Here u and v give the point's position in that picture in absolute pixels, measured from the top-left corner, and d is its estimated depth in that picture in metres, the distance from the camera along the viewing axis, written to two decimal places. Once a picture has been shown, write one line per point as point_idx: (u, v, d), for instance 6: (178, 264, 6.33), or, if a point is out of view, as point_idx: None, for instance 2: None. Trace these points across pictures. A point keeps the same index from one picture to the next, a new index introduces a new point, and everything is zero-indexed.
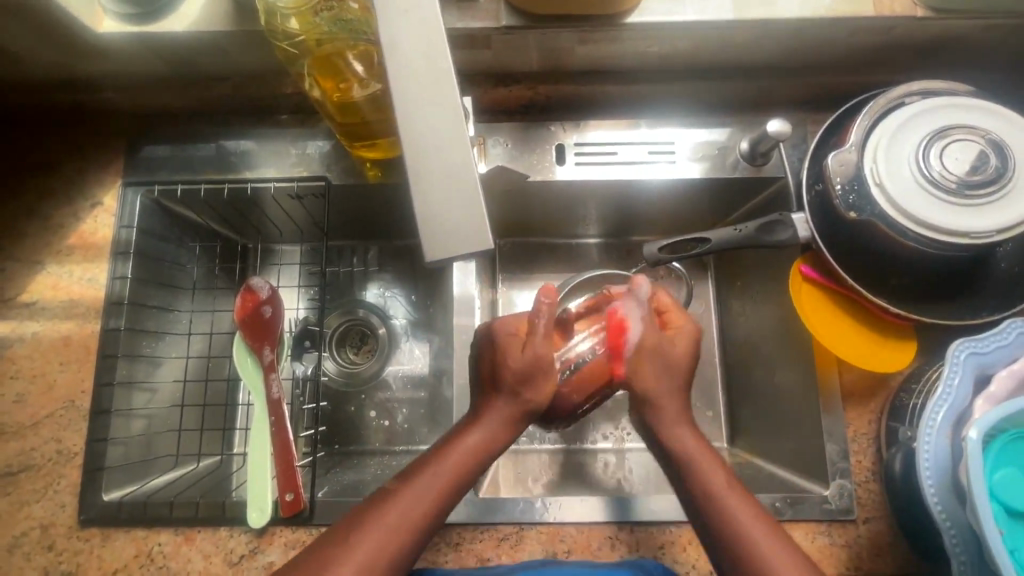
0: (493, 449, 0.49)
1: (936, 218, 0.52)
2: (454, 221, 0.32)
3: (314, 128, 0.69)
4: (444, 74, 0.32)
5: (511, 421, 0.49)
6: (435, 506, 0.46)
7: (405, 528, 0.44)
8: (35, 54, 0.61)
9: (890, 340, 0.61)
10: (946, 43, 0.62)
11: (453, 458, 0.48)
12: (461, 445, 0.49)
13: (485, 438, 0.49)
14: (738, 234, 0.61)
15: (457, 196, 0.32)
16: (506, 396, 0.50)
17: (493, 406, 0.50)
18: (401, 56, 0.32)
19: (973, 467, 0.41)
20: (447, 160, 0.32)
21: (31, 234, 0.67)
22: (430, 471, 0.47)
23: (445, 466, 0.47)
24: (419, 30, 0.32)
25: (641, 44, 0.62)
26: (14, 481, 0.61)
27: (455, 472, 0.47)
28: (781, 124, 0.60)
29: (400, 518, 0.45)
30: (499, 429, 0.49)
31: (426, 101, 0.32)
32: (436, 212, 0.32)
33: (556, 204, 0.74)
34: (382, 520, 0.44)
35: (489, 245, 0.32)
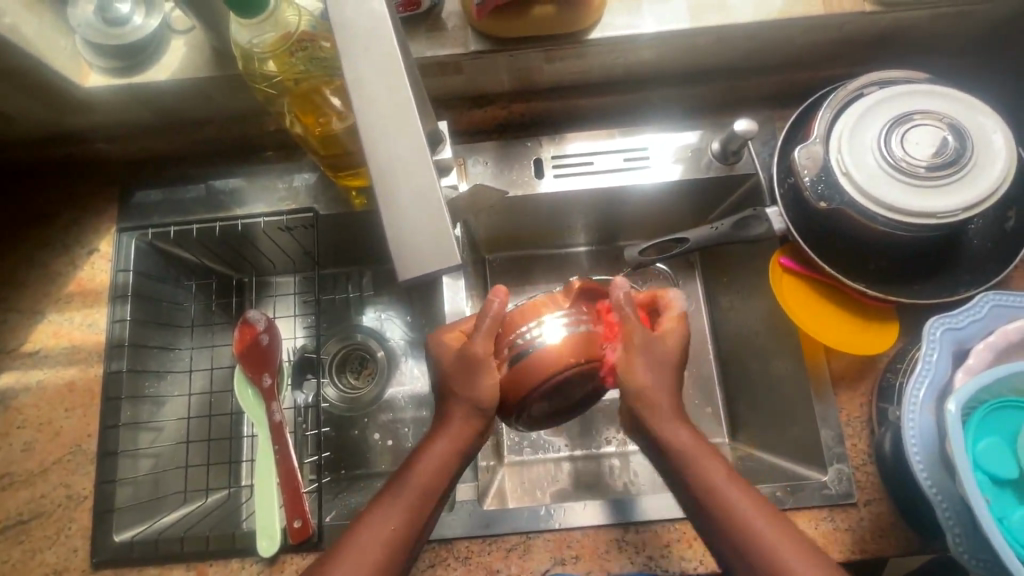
0: (458, 459, 0.50)
1: (903, 201, 0.54)
2: (424, 240, 0.34)
3: (300, 161, 0.71)
4: (405, 103, 0.34)
5: (469, 424, 0.50)
6: (409, 522, 0.48)
7: (382, 547, 0.46)
8: (26, 113, 0.63)
9: (873, 324, 0.62)
10: (897, 34, 0.64)
11: (421, 473, 0.49)
12: (426, 460, 0.49)
13: (450, 450, 0.49)
14: (715, 231, 0.63)
15: (424, 216, 0.34)
16: (462, 407, 0.50)
17: (452, 418, 0.50)
18: (360, 87, 0.34)
19: (955, 439, 0.42)
20: (413, 182, 0.34)
21: (31, 285, 0.69)
22: (404, 489, 0.48)
23: (415, 482, 0.49)
24: (378, 62, 0.34)
25: (606, 57, 0.64)
26: (26, 530, 0.62)
27: (423, 489, 0.49)
28: (747, 123, 0.62)
29: (375, 537, 0.47)
30: (463, 433, 0.50)
31: (390, 129, 0.34)
32: (405, 232, 0.34)
33: (541, 217, 0.76)
34: (363, 539, 0.47)
35: (458, 261, 0.33)
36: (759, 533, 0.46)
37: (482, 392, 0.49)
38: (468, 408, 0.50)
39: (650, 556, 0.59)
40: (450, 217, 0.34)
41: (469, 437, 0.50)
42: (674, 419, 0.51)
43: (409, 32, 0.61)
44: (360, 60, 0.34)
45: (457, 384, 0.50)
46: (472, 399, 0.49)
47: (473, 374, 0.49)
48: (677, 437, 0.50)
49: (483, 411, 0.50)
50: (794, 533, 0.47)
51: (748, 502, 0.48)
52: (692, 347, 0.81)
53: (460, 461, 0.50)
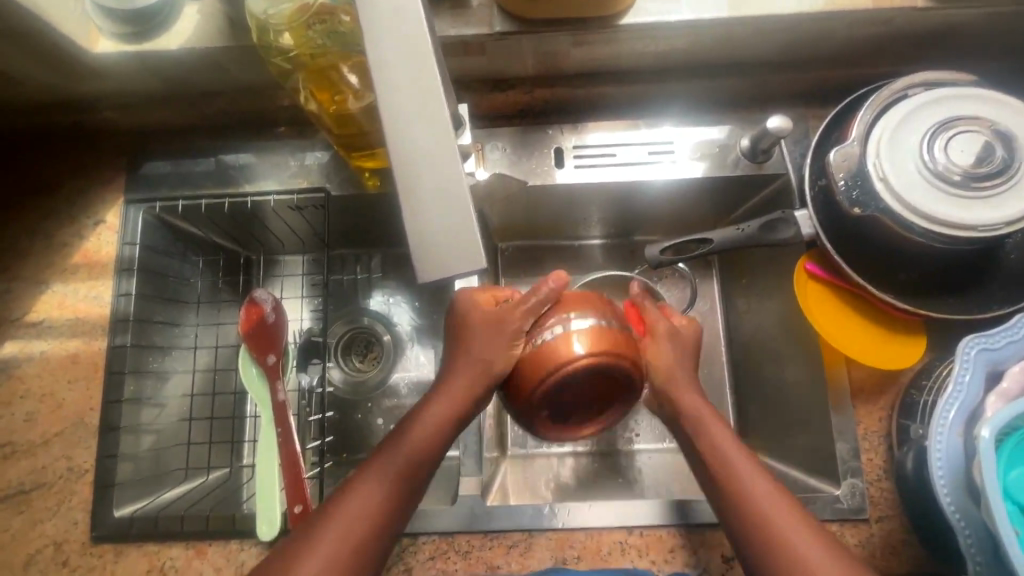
0: (455, 423, 0.49)
1: (943, 212, 0.51)
2: (447, 240, 0.32)
3: (313, 139, 0.69)
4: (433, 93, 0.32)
5: (471, 390, 0.49)
6: (401, 487, 0.47)
7: (370, 515, 0.46)
8: (34, 77, 0.61)
9: (899, 337, 0.60)
10: (947, 33, 0.61)
11: (415, 440, 0.48)
12: (423, 425, 0.49)
13: (448, 415, 0.49)
14: (740, 234, 0.60)
15: (449, 215, 0.32)
16: (469, 367, 0.49)
17: (455, 384, 0.49)
18: (386, 74, 0.32)
19: (986, 466, 0.40)
20: (438, 177, 0.32)
21: (36, 254, 0.67)
22: (394, 458, 0.48)
23: (407, 450, 0.48)
24: (405, 47, 0.32)
25: (636, 45, 0.61)
26: (27, 500, 0.62)
27: (418, 454, 0.48)
28: (781, 121, 0.59)
29: (364, 505, 0.46)
30: (462, 397, 0.49)
31: (416, 117, 0.32)
32: (427, 230, 0.32)
33: (558, 207, 0.74)
34: (351, 502, 0.46)
35: (483, 263, 0.31)
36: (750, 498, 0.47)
37: (495, 352, 0.48)
38: (474, 369, 0.49)
39: (654, 560, 0.58)
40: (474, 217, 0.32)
41: (469, 401, 0.49)
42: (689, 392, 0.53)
43: (432, 9, 0.58)
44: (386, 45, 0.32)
45: (476, 334, 0.49)
46: (483, 358, 0.48)
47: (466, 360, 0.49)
48: (714, 435, 0.50)
49: (488, 372, 0.48)
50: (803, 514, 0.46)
51: (753, 475, 0.48)
52: (705, 348, 0.79)
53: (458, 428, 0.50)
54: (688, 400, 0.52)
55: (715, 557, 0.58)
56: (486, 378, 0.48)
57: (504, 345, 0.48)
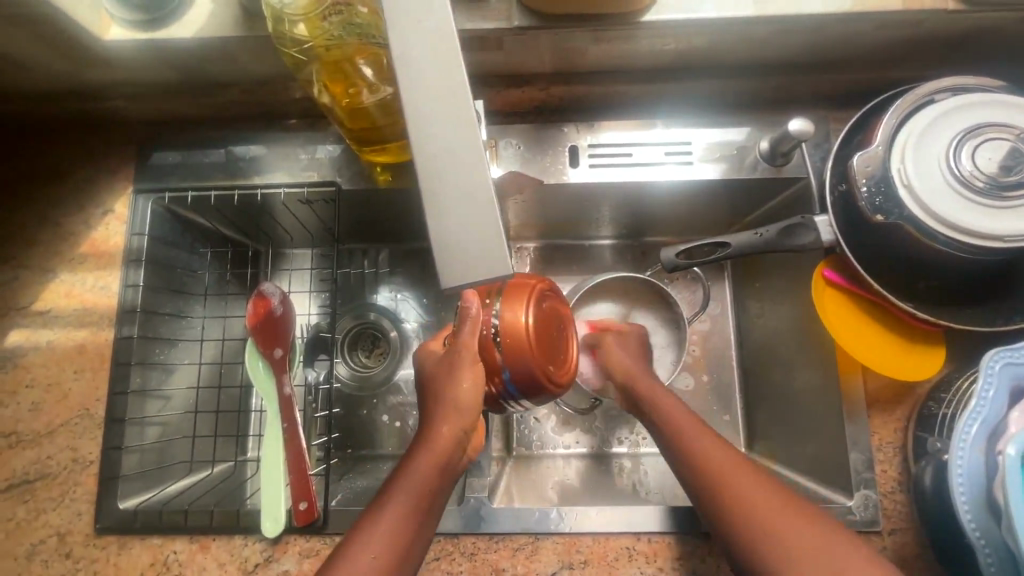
0: (442, 472, 0.46)
1: (969, 221, 0.50)
2: (473, 248, 0.31)
3: (324, 132, 0.68)
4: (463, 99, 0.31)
5: (455, 439, 0.47)
6: (398, 542, 0.44)
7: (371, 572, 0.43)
8: (44, 63, 0.61)
9: (917, 347, 0.58)
10: (976, 37, 0.59)
11: (402, 492, 0.45)
12: (409, 478, 0.46)
13: (432, 466, 0.46)
14: (757, 238, 0.59)
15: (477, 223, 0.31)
16: (445, 420, 0.47)
17: (437, 433, 0.47)
18: (415, 78, 0.31)
19: (1010, 484, 0.39)
20: (465, 184, 0.31)
21: (44, 242, 0.67)
22: (382, 512, 0.45)
23: (395, 501, 0.45)
24: (433, 51, 0.32)
25: (656, 42, 0.60)
26: (31, 490, 0.61)
27: (412, 502, 0.45)
28: (803, 123, 0.58)
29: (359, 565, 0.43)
30: (445, 446, 0.46)
31: (442, 120, 0.31)
32: (455, 238, 0.31)
33: (570, 207, 0.73)
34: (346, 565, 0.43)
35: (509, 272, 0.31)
36: (756, 517, 0.45)
37: (464, 391, 0.46)
38: (452, 411, 0.47)
39: (662, 567, 0.58)
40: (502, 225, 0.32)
41: (454, 447, 0.47)
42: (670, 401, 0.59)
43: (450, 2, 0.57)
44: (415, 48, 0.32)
45: (442, 386, 0.47)
46: (453, 399, 0.47)
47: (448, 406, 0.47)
48: (708, 450, 0.51)
49: (461, 412, 0.47)
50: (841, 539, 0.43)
51: (746, 484, 0.47)
52: (715, 352, 0.78)
53: (447, 476, 0.47)
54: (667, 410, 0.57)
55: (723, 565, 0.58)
56: (463, 419, 0.47)
57: (469, 381, 0.47)
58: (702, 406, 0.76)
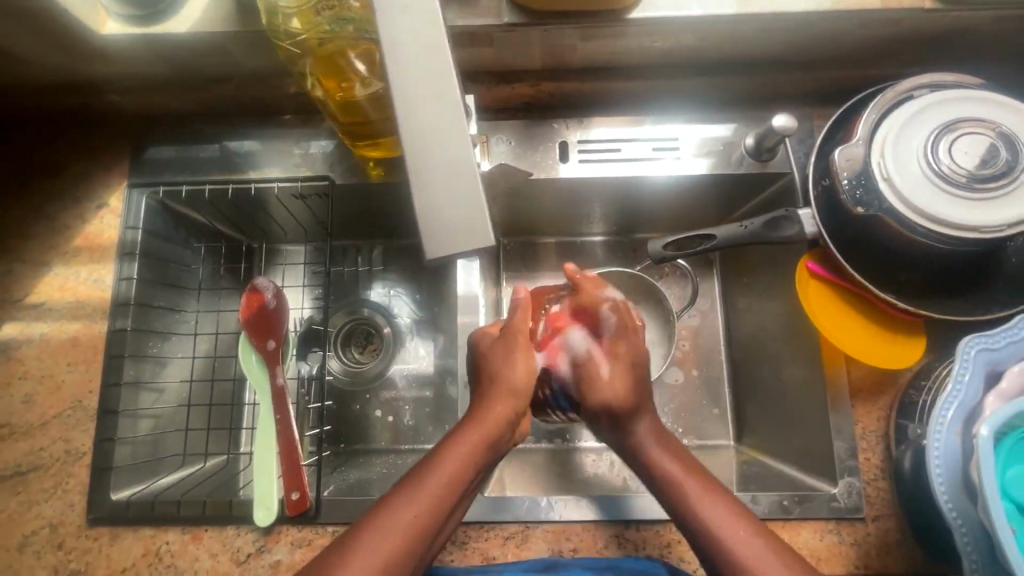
0: (488, 449, 0.49)
1: (946, 213, 0.52)
2: (456, 220, 0.33)
3: (318, 127, 0.69)
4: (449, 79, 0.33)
5: (506, 420, 0.51)
6: (438, 507, 0.45)
7: (409, 529, 0.44)
8: (40, 57, 0.61)
9: (899, 337, 0.60)
10: (953, 35, 0.61)
11: (451, 461, 0.47)
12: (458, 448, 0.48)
13: (480, 440, 0.49)
14: (743, 230, 0.61)
15: (457, 195, 0.33)
16: (500, 397, 0.52)
17: (489, 411, 0.51)
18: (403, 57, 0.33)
19: (984, 464, 0.40)
20: (447, 157, 0.33)
21: (38, 236, 0.67)
22: (431, 476, 0.46)
23: (443, 467, 0.47)
24: (422, 37, 0.33)
25: (644, 40, 0.62)
26: (23, 481, 0.62)
27: (459, 471, 0.47)
28: (787, 119, 0.59)
29: (400, 523, 0.44)
30: (495, 425, 0.50)
31: (427, 99, 0.33)
32: (438, 210, 0.33)
33: (560, 202, 0.74)
34: (387, 521, 0.44)
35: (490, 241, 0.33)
36: (681, 492, 0.49)
37: (518, 374, 0.53)
38: (507, 391, 0.52)
39: (650, 554, 0.59)
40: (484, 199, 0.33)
41: (502, 427, 0.50)
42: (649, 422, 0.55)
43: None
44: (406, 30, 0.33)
45: (497, 366, 0.53)
46: (507, 377, 0.52)
47: (500, 387, 0.52)
48: (670, 468, 0.51)
49: (514, 394, 0.52)
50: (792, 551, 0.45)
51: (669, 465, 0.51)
52: (704, 346, 0.79)
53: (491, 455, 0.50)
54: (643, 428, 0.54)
55: None
56: (515, 403, 0.52)
57: (523, 364, 0.53)
58: (691, 399, 0.77)
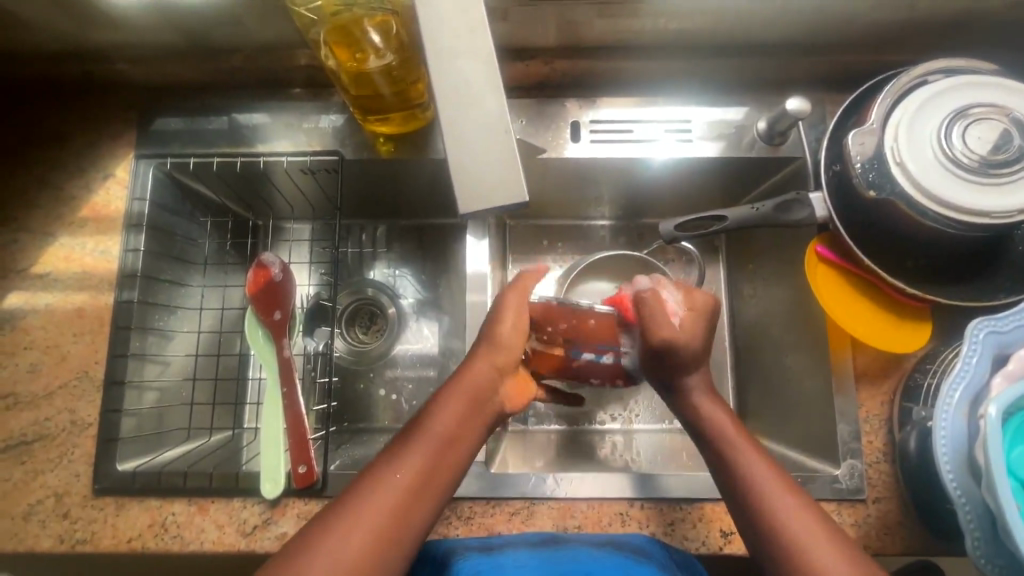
0: (468, 414, 0.52)
1: (958, 197, 0.52)
2: (495, 182, 0.42)
3: (328, 102, 0.68)
4: (488, 59, 0.42)
5: (492, 373, 0.54)
6: (425, 472, 0.48)
7: (401, 488, 0.46)
8: (47, 21, 0.60)
9: (905, 322, 0.60)
10: (968, 21, 0.61)
11: (431, 434, 0.50)
12: (438, 418, 0.51)
13: (468, 398, 0.52)
14: (755, 213, 0.60)
15: (494, 160, 0.42)
16: (486, 359, 0.55)
17: (472, 368, 0.54)
18: (451, 42, 0.42)
19: (991, 442, 0.41)
20: (489, 130, 0.43)
21: (42, 206, 0.67)
22: (411, 451, 0.49)
23: (426, 436, 0.50)
24: (466, 25, 0.42)
25: (660, 19, 0.61)
26: (29, 451, 0.62)
27: (445, 434, 0.50)
28: (801, 102, 0.59)
29: (399, 479, 0.47)
30: (479, 384, 0.53)
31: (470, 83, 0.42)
32: (479, 177, 0.43)
33: (569, 184, 0.73)
34: (380, 482, 0.47)
35: (523, 200, 0.42)
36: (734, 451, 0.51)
37: (505, 329, 0.56)
38: (495, 349, 0.55)
39: (653, 531, 0.59)
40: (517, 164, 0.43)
41: (490, 382, 0.54)
42: (701, 389, 0.57)
43: None
44: (453, 21, 0.42)
45: (490, 331, 0.56)
46: (496, 339, 0.56)
47: (498, 341, 0.55)
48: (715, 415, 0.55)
49: (501, 347, 0.55)
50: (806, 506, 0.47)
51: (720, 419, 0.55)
52: None
53: (475, 412, 0.52)
54: (697, 396, 0.57)
55: (714, 532, 0.59)
56: (501, 357, 0.55)
57: (511, 324, 0.56)
58: None
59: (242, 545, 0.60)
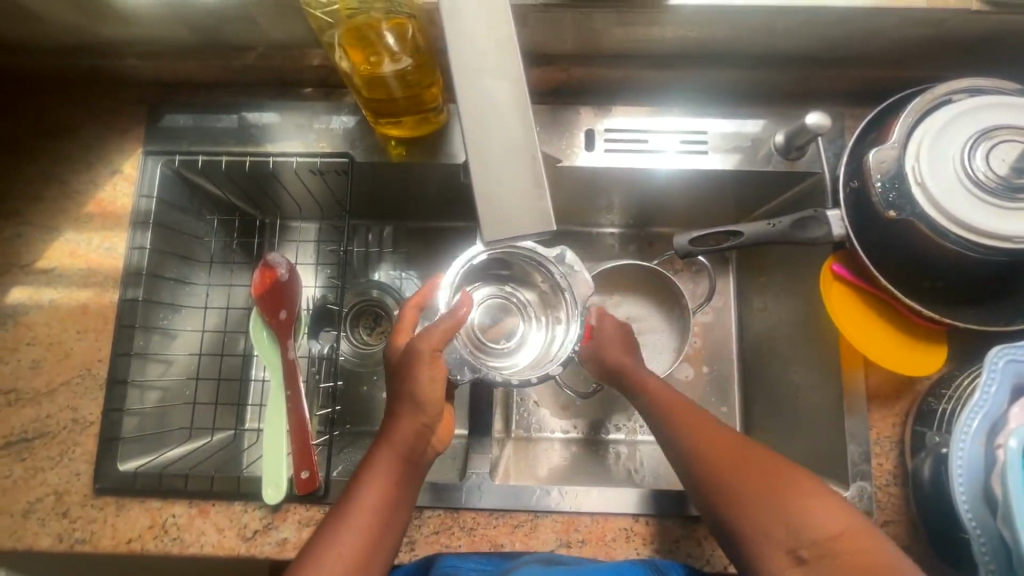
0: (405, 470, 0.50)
1: (980, 221, 0.51)
2: (517, 207, 0.40)
3: (339, 103, 0.68)
4: (517, 80, 0.41)
5: (416, 434, 0.50)
6: (371, 525, 0.48)
7: (353, 542, 0.47)
8: (59, 13, 0.60)
9: (920, 344, 0.59)
10: (995, 39, 0.60)
11: (371, 490, 0.49)
12: (374, 473, 0.49)
13: (397, 455, 0.49)
14: (770, 228, 0.59)
15: (520, 183, 0.41)
16: (408, 420, 0.50)
17: (396, 430, 0.50)
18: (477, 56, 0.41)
19: (1011, 474, 0.40)
20: (515, 151, 0.41)
21: (49, 200, 0.66)
22: (354, 509, 0.48)
23: (367, 492, 0.49)
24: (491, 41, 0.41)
25: (680, 28, 0.60)
26: (30, 448, 0.61)
27: (384, 487, 0.49)
28: (821, 117, 0.58)
29: (348, 532, 0.47)
30: (407, 443, 0.49)
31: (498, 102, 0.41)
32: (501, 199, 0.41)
33: (580, 192, 0.72)
34: (333, 538, 0.47)
35: (549, 228, 0.40)
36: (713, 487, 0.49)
37: (421, 387, 0.49)
38: (412, 410, 0.50)
39: (658, 549, 0.58)
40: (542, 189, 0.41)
41: (415, 440, 0.50)
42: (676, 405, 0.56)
43: None
44: (479, 36, 0.41)
45: (407, 385, 0.49)
46: (410, 395, 0.50)
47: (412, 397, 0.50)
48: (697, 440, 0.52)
49: (422, 407, 0.50)
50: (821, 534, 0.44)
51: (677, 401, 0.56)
52: (716, 344, 0.79)
53: (409, 472, 0.50)
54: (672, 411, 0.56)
55: (719, 550, 0.58)
56: (423, 414, 0.50)
57: (427, 376, 0.49)
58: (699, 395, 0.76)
59: (242, 550, 0.59)
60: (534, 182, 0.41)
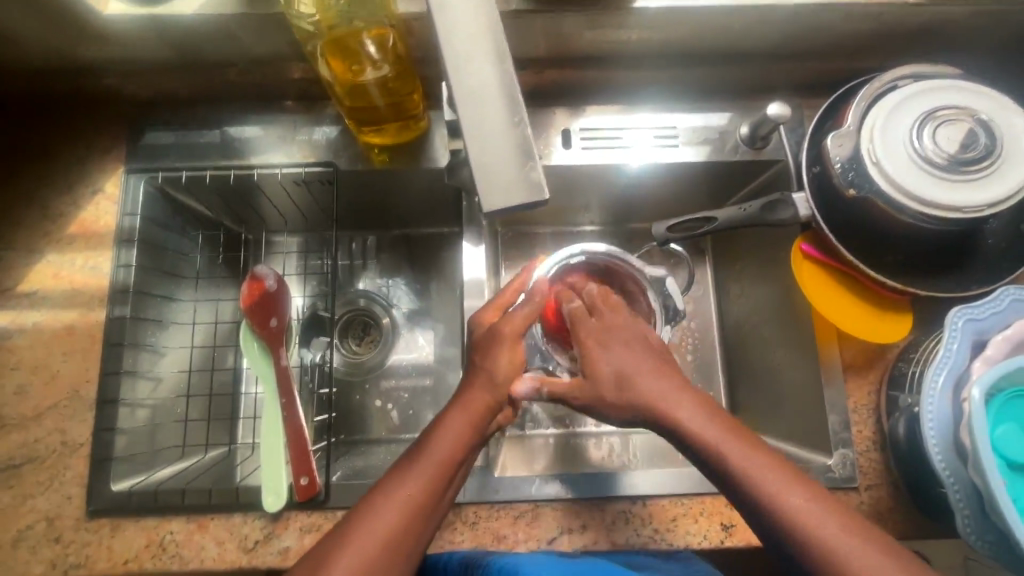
0: (474, 438, 0.50)
1: (932, 194, 0.55)
2: (506, 179, 0.41)
3: (321, 114, 0.69)
4: (501, 61, 0.41)
5: (485, 407, 0.51)
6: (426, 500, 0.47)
7: (403, 517, 0.46)
8: (37, 36, 0.60)
9: (887, 314, 0.63)
10: (930, 30, 0.65)
11: (434, 453, 0.49)
12: (439, 442, 0.49)
13: (467, 427, 0.50)
14: (742, 213, 0.63)
15: (512, 155, 0.41)
16: (484, 392, 0.51)
17: (468, 403, 0.51)
18: (465, 40, 0.41)
19: (976, 422, 0.43)
20: (503, 128, 0.41)
21: (29, 223, 0.66)
22: (416, 468, 0.48)
23: (434, 452, 0.49)
24: (476, 30, 0.42)
25: (645, 31, 0.64)
26: (18, 475, 0.60)
27: (444, 458, 0.49)
28: (781, 107, 0.62)
29: (398, 503, 0.46)
30: (475, 413, 0.50)
31: (487, 84, 0.41)
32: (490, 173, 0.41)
33: (559, 191, 0.75)
34: (383, 510, 0.46)
35: (540, 199, 0.40)
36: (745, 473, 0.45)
37: (500, 367, 0.51)
38: (487, 382, 0.51)
39: (656, 528, 0.60)
40: (533, 159, 0.41)
41: (484, 414, 0.51)
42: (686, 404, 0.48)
43: None
44: (467, 26, 0.41)
45: (483, 359, 0.52)
46: (490, 369, 0.51)
47: (497, 360, 0.51)
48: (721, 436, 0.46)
49: (496, 382, 0.51)
50: (845, 519, 0.43)
51: (658, 393, 0.49)
52: (698, 332, 0.81)
53: (474, 445, 0.51)
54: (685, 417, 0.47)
55: (715, 526, 0.60)
56: (495, 388, 0.51)
57: (508, 358, 0.52)
58: None
59: (244, 562, 0.59)
60: (524, 155, 0.41)
